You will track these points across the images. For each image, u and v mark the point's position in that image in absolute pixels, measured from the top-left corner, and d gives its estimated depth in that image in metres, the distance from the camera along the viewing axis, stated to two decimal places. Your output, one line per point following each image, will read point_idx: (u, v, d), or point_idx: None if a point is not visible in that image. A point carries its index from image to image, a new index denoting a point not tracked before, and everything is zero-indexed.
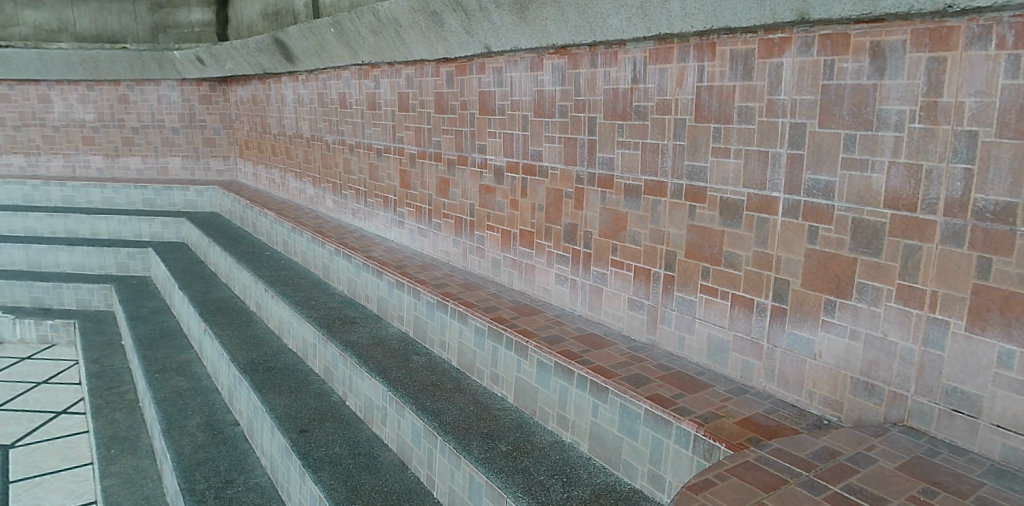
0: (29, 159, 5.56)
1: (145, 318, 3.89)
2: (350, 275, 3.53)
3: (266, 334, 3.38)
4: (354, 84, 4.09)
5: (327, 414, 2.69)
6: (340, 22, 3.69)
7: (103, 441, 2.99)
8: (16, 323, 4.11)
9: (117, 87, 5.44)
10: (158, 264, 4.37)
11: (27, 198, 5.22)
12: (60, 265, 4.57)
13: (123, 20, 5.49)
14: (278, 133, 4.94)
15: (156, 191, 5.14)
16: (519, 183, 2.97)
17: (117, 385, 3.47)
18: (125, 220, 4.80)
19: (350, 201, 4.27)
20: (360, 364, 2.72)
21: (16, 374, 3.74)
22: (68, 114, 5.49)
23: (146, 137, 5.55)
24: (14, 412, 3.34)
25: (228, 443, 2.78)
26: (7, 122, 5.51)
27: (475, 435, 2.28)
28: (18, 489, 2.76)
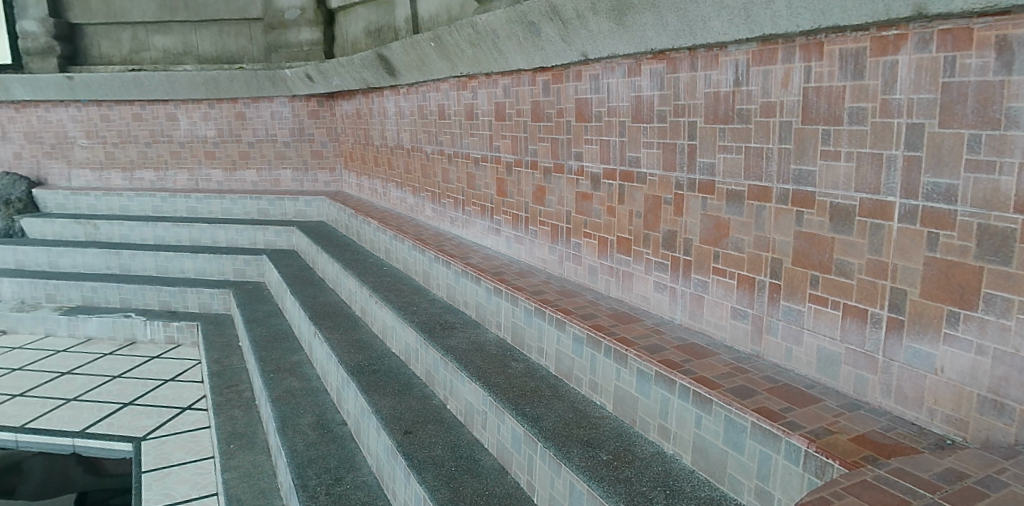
0: (158, 173, 6.04)
1: (260, 321, 4.14)
2: (449, 281, 3.60)
3: (371, 338, 3.51)
4: (453, 95, 4.19)
5: (429, 417, 2.76)
6: (440, 36, 3.80)
7: (223, 436, 3.19)
8: (147, 324, 4.47)
9: (235, 104, 5.83)
10: (271, 270, 4.64)
11: (157, 209, 5.67)
12: (184, 271, 4.93)
13: (240, 41, 5.90)
14: (380, 145, 5.14)
15: (269, 202, 5.46)
16: (616, 190, 2.94)
17: (235, 383, 3.70)
18: (242, 229, 5.13)
19: (448, 209, 4.37)
20: (460, 369, 2.78)
21: (147, 371, 4.06)
22: (192, 130, 5.93)
23: (260, 151, 5.90)
24: (146, 407, 3.62)
25: (337, 441, 2.90)
26: (140, 140, 6.01)
27: (575, 442, 2.28)
28: (150, 478, 2.99)
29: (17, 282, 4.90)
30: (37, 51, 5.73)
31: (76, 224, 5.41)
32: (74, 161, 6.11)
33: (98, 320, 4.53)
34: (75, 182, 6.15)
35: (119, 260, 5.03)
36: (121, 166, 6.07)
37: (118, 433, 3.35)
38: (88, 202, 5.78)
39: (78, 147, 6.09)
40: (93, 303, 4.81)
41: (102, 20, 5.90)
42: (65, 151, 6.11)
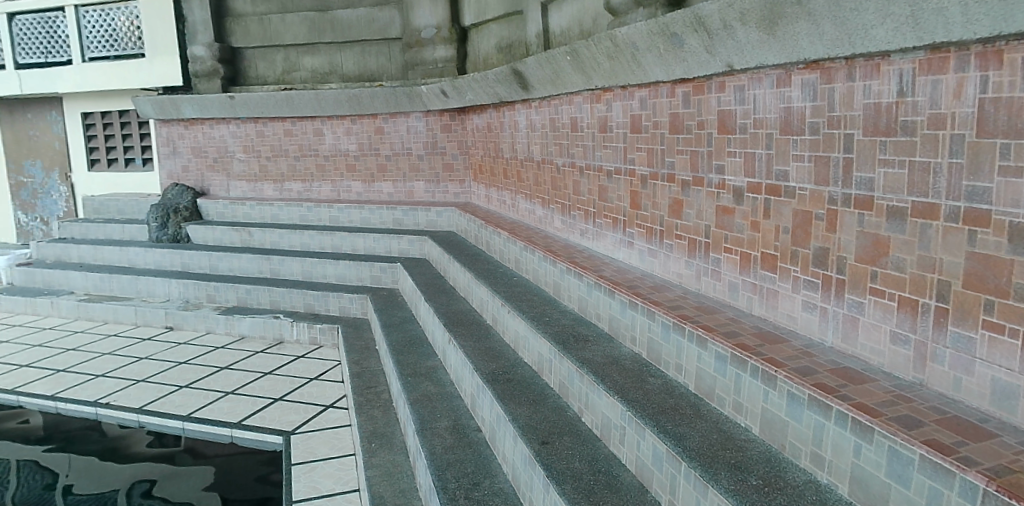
0: (305, 185, 6.46)
1: (396, 327, 4.31)
2: (581, 294, 3.55)
3: (502, 347, 3.54)
4: (586, 108, 4.18)
5: (565, 428, 2.75)
6: (576, 49, 3.83)
7: (364, 434, 3.32)
8: (295, 325, 4.77)
9: (375, 120, 6.14)
10: (406, 277, 4.82)
11: (304, 218, 6.06)
12: (327, 276, 5.23)
13: (379, 60, 6.23)
14: (511, 157, 5.24)
15: (404, 212, 5.69)
16: (761, 204, 2.81)
17: (373, 385, 3.86)
18: (379, 238, 5.38)
19: (579, 221, 4.37)
20: (596, 382, 2.73)
21: (294, 369, 4.33)
22: (335, 145, 6.30)
23: (396, 163, 6.17)
24: (293, 403, 3.86)
25: (473, 447, 2.96)
26: (289, 153, 6.46)
27: (722, 464, 2.20)
28: (298, 471, 3.18)
29: (183, 283, 5.39)
30: (204, 73, 6.35)
31: (234, 231, 5.90)
32: (233, 173, 6.66)
33: (252, 320, 4.90)
34: (233, 192, 6.70)
35: (270, 265, 5.42)
36: (272, 178, 6.55)
37: (269, 426, 3.60)
38: (243, 211, 6.28)
39: (236, 161, 6.63)
40: (247, 304, 5.20)
41: (260, 43, 6.43)
42: (225, 164, 6.67)
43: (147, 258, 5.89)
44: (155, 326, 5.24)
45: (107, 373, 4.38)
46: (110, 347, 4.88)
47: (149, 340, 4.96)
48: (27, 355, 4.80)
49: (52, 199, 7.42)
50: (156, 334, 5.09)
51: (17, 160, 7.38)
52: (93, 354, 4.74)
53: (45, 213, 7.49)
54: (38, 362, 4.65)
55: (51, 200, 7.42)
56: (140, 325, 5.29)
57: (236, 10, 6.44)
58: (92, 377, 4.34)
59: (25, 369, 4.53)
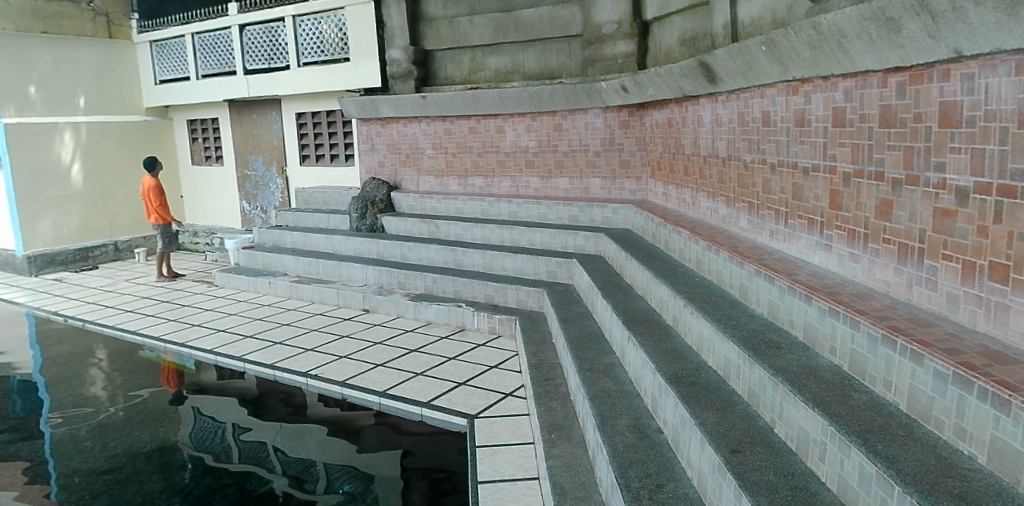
0: (486, 180, 6.72)
1: (573, 322, 4.36)
2: (771, 298, 3.35)
3: (685, 348, 3.45)
4: (780, 102, 3.95)
5: (756, 438, 2.63)
6: (773, 39, 3.63)
7: (544, 424, 3.40)
8: (475, 314, 5.00)
9: (554, 117, 6.24)
10: (582, 273, 4.86)
11: (485, 212, 6.32)
12: (506, 269, 5.41)
13: (560, 58, 6.32)
14: (692, 154, 5.09)
15: (580, 208, 5.74)
16: (992, 207, 2.48)
17: (551, 377, 3.93)
18: (556, 233, 5.47)
19: (767, 222, 4.15)
20: (793, 392, 2.58)
21: (475, 356, 4.54)
22: (516, 141, 6.50)
23: (574, 160, 6.23)
24: (475, 388, 4.04)
25: (655, 448, 2.92)
26: (473, 150, 6.75)
27: (942, 493, 1.99)
28: (482, 453, 3.33)
29: (378, 270, 5.84)
30: (400, 75, 6.87)
31: (422, 223, 6.30)
32: (422, 168, 7.10)
33: (437, 307, 5.20)
34: (422, 187, 7.14)
35: (454, 256, 5.71)
36: (457, 173, 6.88)
37: (454, 408, 3.80)
38: (431, 204, 6.68)
39: (425, 157, 7.06)
40: (433, 292, 5.53)
41: (449, 45, 6.82)
42: (415, 160, 7.13)
43: (347, 245, 6.46)
44: (354, 308, 5.74)
45: (314, 347, 4.87)
46: (315, 324, 5.42)
47: (349, 320, 5.46)
48: (251, 327, 5.49)
49: (270, 190, 8.38)
50: (354, 315, 5.58)
51: (245, 156, 8.50)
52: (303, 330, 5.30)
53: (264, 203, 8.50)
54: (260, 334, 5.29)
55: (270, 192, 8.38)
56: (340, 306, 5.82)
57: (429, 14, 6.88)
58: (303, 350, 4.85)
59: (249, 339, 5.18)
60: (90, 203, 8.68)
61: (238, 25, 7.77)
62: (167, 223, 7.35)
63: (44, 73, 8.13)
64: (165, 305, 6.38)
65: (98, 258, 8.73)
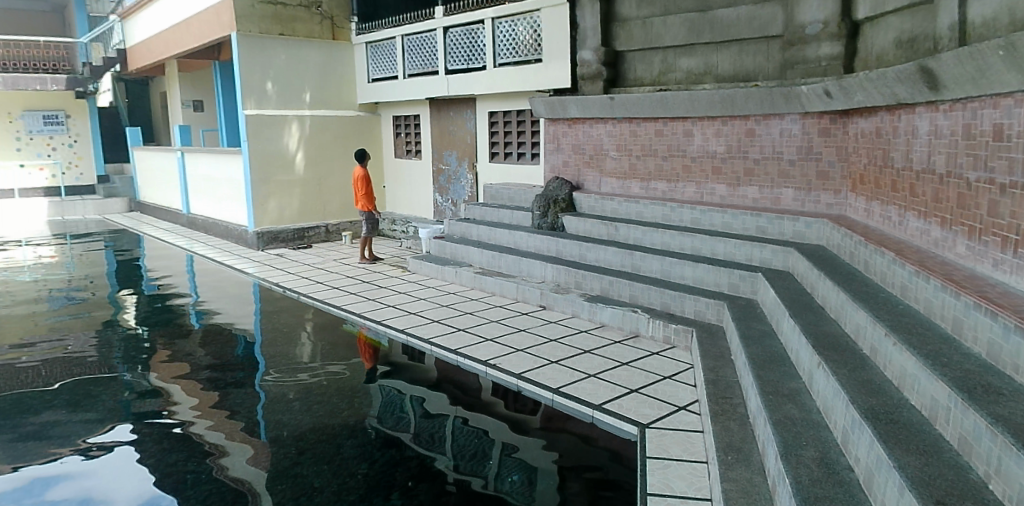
0: (670, 185, 6.62)
1: (756, 340, 4.18)
2: (992, 336, 2.98)
3: (884, 382, 3.19)
4: (1017, 113, 3.44)
5: (966, 493, 2.38)
6: (1014, 43, 3.22)
7: (720, 444, 3.32)
8: (651, 321, 4.97)
9: (747, 121, 5.99)
10: (767, 289, 4.65)
11: (666, 218, 6.23)
12: (685, 278, 5.31)
13: (757, 59, 6.04)
14: (903, 167, 4.64)
15: (768, 220, 5.48)
16: None
17: (730, 396, 3.82)
18: (740, 244, 5.27)
19: (992, 249, 3.62)
20: (1015, 446, 2.30)
21: (648, 364, 4.52)
22: (703, 146, 6.33)
23: (765, 168, 5.95)
24: (648, 397, 4.03)
25: (843, 486, 2.76)
26: (658, 153, 6.68)
27: None
28: (653, 465, 3.33)
29: (557, 268, 5.99)
30: (589, 76, 7.00)
31: (602, 225, 6.36)
32: (606, 170, 7.14)
33: (613, 310, 5.24)
34: (603, 188, 7.19)
35: (632, 260, 5.71)
36: (641, 176, 6.85)
37: (626, 415, 3.83)
38: (612, 207, 6.71)
39: (609, 158, 7.10)
40: (609, 295, 5.57)
41: (641, 46, 6.81)
42: (599, 161, 7.19)
43: (529, 242, 6.70)
44: (531, 303, 5.95)
45: (494, 338, 5.14)
46: (496, 316, 5.70)
47: (526, 314, 5.67)
48: (438, 312, 5.90)
49: (461, 185, 8.87)
50: (531, 310, 5.78)
51: (440, 150, 9.07)
52: (484, 320, 5.60)
53: (454, 196, 9.02)
54: (446, 320, 5.68)
55: (459, 186, 8.88)
56: (519, 300, 6.07)
57: (623, 15, 6.93)
58: (483, 340, 5.14)
59: (436, 323, 5.60)
60: (308, 188, 9.72)
61: (442, 27, 8.31)
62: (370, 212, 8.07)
63: (280, 71, 9.29)
64: (364, 285, 7.04)
65: (312, 238, 9.82)
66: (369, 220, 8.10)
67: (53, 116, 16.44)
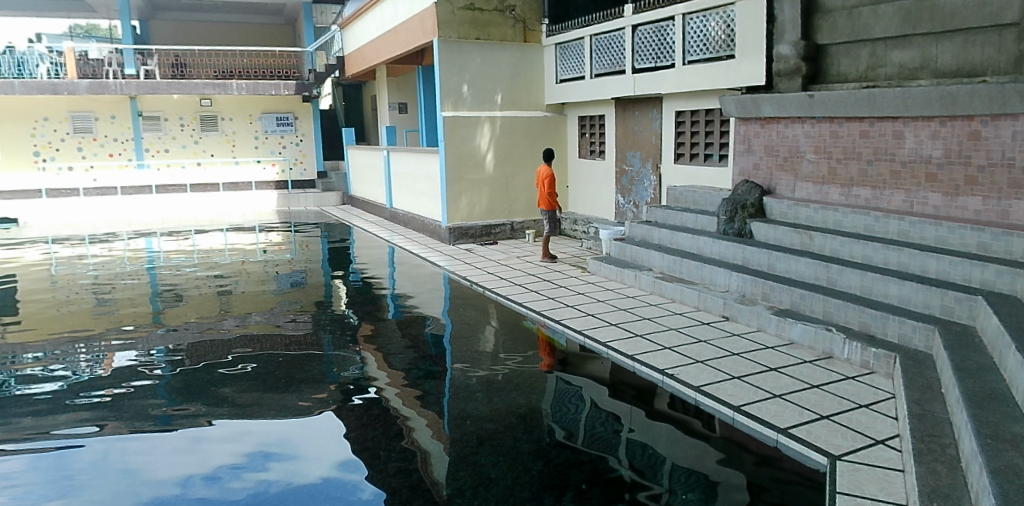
0: (874, 192, 6.01)
1: (972, 374, 3.70)
2: None
3: None
4: None
5: None
6: None
7: (924, 488, 3.00)
8: (846, 343, 4.59)
9: (971, 122, 5.27)
10: (989, 316, 4.09)
11: (869, 228, 5.70)
12: (888, 297, 4.84)
13: (986, 51, 5.30)
14: None
15: (994, 236, 4.80)
16: None
17: (938, 434, 3.42)
18: (957, 262, 4.68)
19: None
20: None
21: (842, 389, 4.19)
22: (917, 149, 5.66)
23: (992, 176, 5.18)
24: (841, 426, 3.75)
25: None
26: (863, 156, 6.09)
27: None
28: (843, 502, 3.09)
29: (742, 277, 5.74)
30: (786, 72, 6.56)
31: (795, 233, 5.97)
32: (801, 174, 6.67)
33: (802, 327, 4.91)
34: (797, 193, 6.71)
35: (827, 273, 5.31)
36: (841, 182, 6.30)
37: (815, 444, 3.59)
38: (806, 213, 6.26)
39: (805, 161, 6.62)
40: (799, 309, 5.23)
41: (846, 38, 6.27)
42: (794, 164, 6.73)
43: (714, 248, 6.49)
44: (713, 313, 5.77)
45: (673, 347, 5.07)
46: (676, 324, 5.61)
47: (707, 324, 5.52)
48: (616, 316, 5.94)
49: (644, 186, 8.76)
50: (713, 320, 5.60)
51: (625, 151, 9.05)
52: (663, 327, 5.54)
53: (637, 198, 8.94)
54: (624, 324, 5.69)
55: (643, 187, 8.78)
56: (700, 309, 5.91)
57: (826, 5, 6.45)
58: (662, 348, 5.10)
59: (614, 327, 5.64)
60: (497, 187, 10.16)
61: (631, 25, 8.26)
62: (552, 210, 8.29)
63: (474, 74, 9.79)
64: (545, 283, 7.25)
65: (498, 235, 10.23)
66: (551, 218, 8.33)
67: (284, 117, 18.71)
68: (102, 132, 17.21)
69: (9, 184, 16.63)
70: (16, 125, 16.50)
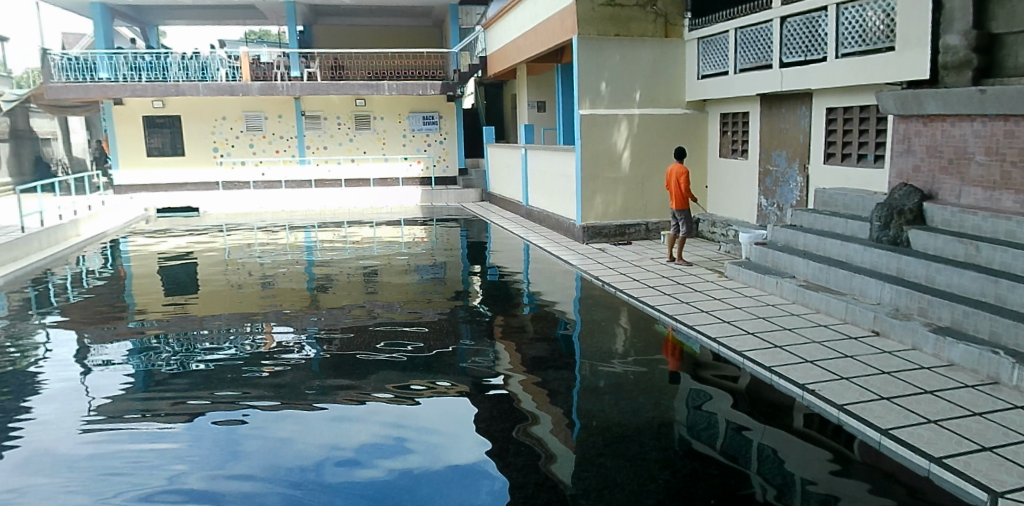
0: None
1: None
2: None
3: None
4: None
5: None
6: None
7: None
8: (1017, 368, 4.13)
9: None
10: None
11: None
12: None
13: None
14: None
15: None
16: None
17: None
18: None
19: None
20: None
21: (1010, 420, 3.78)
22: None
23: None
24: (1006, 460, 3.39)
25: None
26: None
27: None
28: None
29: (897, 289, 5.35)
30: (954, 64, 5.96)
31: (959, 243, 5.45)
32: (969, 177, 6.01)
33: (964, 348, 4.48)
34: (964, 200, 6.06)
35: (996, 289, 4.80)
36: (1015, 187, 5.58)
37: (974, 477, 3.27)
38: (973, 222, 5.66)
39: (974, 164, 5.95)
40: (962, 327, 4.77)
41: None
42: (960, 166, 6.08)
43: (864, 256, 6.13)
44: (862, 327, 5.41)
45: (814, 361, 4.83)
46: (819, 336, 5.33)
47: (854, 339, 5.18)
48: (754, 324, 5.72)
49: (790, 187, 8.32)
50: (861, 335, 5.25)
51: (770, 150, 8.66)
52: (805, 340, 5.27)
53: (781, 200, 8.50)
54: (762, 334, 5.48)
55: (788, 189, 8.34)
56: (847, 322, 5.56)
57: None
58: (802, 361, 4.86)
59: (751, 336, 5.44)
60: (633, 187, 10.05)
61: (779, 17, 7.87)
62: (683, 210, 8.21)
63: (613, 71, 9.74)
64: (679, 287, 7.10)
65: (633, 235, 10.11)
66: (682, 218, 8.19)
67: (430, 117, 19.55)
68: (270, 130, 18.89)
69: (194, 177, 18.71)
70: (201, 124, 18.53)
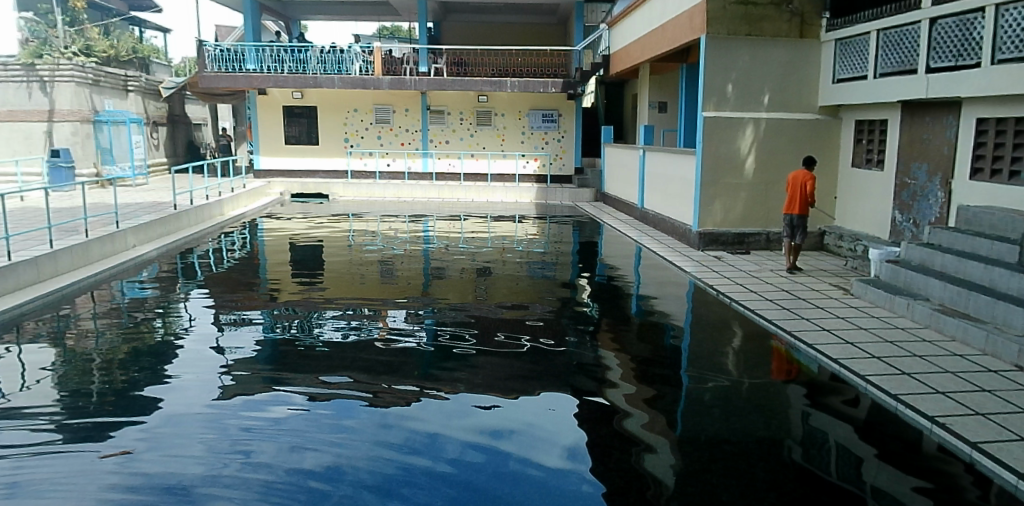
0: None
1: None
2: None
3: None
4: None
5: None
6: None
7: None
8: None
9: None
10: None
11: None
12: None
13: None
14: None
15: None
16: None
17: None
18: None
19: None
20: None
21: None
22: None
23: None
24: None
25: None
26: None
27: None
28: None
29: None
30: None
31: None
32: None
33: None
34: None
35: None
36: None
37: None
38: None
39: None
40: None
41: None
42: None
43: (1010, 282, 5.65)
44: (1005, 361, 4.97)
45: (947, 392, 4.49)
46: (953, 366, 4.94)
47: (994, 373, 4.77)
48: (880, 348, 5.37)
49: (929, 203, 7.73)
50: (1003, 369, 4.83)
51: (909, 163, 8.08)
52: (937, 369, 4.90)
53: (919, 216, 7.92)
54: (888, 358, 5.15)
55: (927, 204, 7.74)
56: (987, 354, 5.13)
57: None
58: (931, 391, 4.52)
59: (875, 360, 5.12)
60: (755, 193, 9.67)
61: (929, 18, 7.33)
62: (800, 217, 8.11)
63: (741, 73, 9.42)
64: (798, 301, 6.80)
65: (752, 244, 9.76)
66: (792, 225, 8.24)
67: (550, 115, 19.65)
68: (397, 123, 19.74)
69: (326, 165, 19.88)
70: (335, 115, 19.66)
